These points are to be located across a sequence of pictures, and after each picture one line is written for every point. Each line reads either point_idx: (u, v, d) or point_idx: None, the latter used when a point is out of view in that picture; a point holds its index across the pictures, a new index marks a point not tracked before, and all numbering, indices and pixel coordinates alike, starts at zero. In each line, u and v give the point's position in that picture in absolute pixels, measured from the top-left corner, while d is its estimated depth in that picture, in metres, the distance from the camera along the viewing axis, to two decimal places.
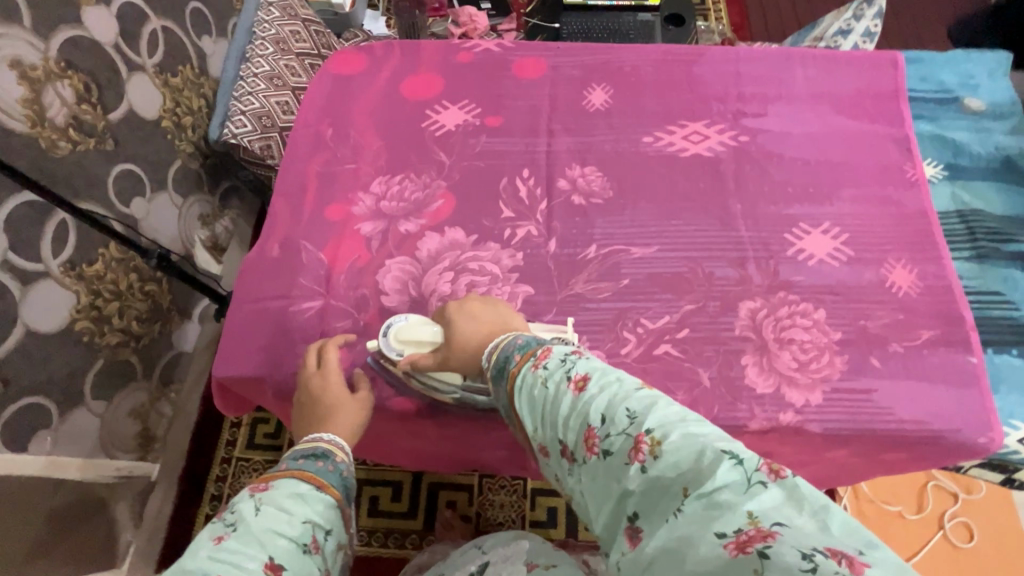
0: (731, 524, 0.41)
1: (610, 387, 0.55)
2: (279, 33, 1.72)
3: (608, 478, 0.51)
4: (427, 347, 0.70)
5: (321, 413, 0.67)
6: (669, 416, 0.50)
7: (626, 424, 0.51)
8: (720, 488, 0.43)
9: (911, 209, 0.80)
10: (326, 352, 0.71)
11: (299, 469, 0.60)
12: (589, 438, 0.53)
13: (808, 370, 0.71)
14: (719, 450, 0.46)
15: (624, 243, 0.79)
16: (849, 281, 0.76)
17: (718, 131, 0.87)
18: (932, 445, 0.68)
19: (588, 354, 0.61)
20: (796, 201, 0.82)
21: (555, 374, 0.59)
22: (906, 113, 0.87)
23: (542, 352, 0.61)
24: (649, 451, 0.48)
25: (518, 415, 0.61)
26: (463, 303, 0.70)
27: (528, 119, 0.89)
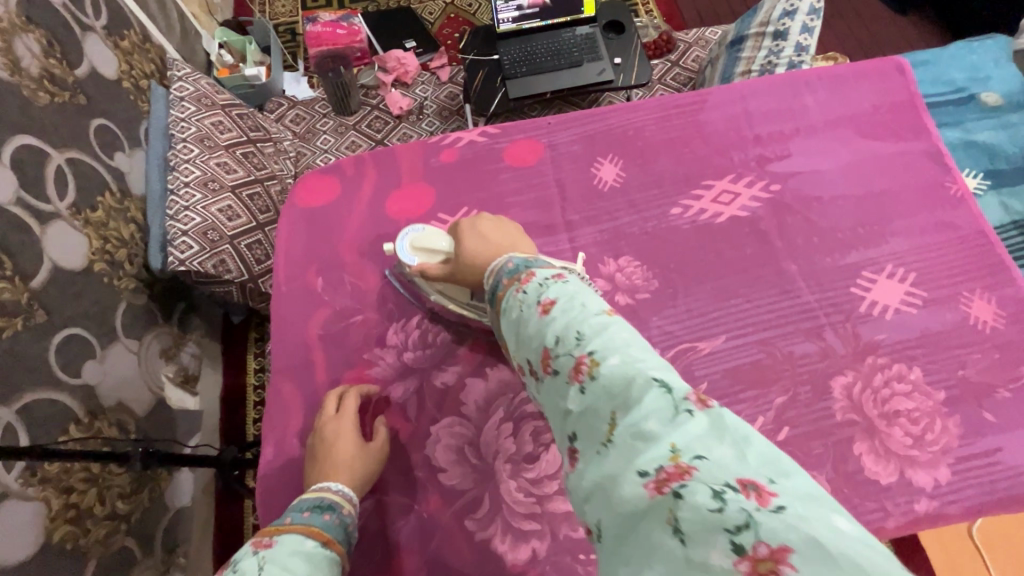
0: (653, 459, 0.33)
1: (573, 307, 0.44)
2: (201, 129, 1.55)
3: (553, 398, 0.42)
4: (439, 258, 0.67)
5: (330, 462, 0.60)
6: (616, 338, 0.40)
7: (573, 343, 0.41)
8: (646, 416, 0.34)
9: (968, 230, 0.75)
10: (346, 398, 0.65)
11: (305, 524, 0.51)
12: (543, 358, 0.43)
13: (926, 444, 0.64)
14: (652, 377, 0.36)
15: (688, 339, 0.71)
16: (933, 327, 0.70)
17: (746, 185, 0.79)
18: None
19: (570, 276, 0.48)
20: (851, 247, 0.75)
21: (530, 298, 0.48)
22: (928, 123, 0.82)
23: (524, 276, 0.50)
24: (586, 372, 0.39)
25: (501, 344, 0.52)
26: (474, 222, 0.64)
27: (541, 214, 0.79)
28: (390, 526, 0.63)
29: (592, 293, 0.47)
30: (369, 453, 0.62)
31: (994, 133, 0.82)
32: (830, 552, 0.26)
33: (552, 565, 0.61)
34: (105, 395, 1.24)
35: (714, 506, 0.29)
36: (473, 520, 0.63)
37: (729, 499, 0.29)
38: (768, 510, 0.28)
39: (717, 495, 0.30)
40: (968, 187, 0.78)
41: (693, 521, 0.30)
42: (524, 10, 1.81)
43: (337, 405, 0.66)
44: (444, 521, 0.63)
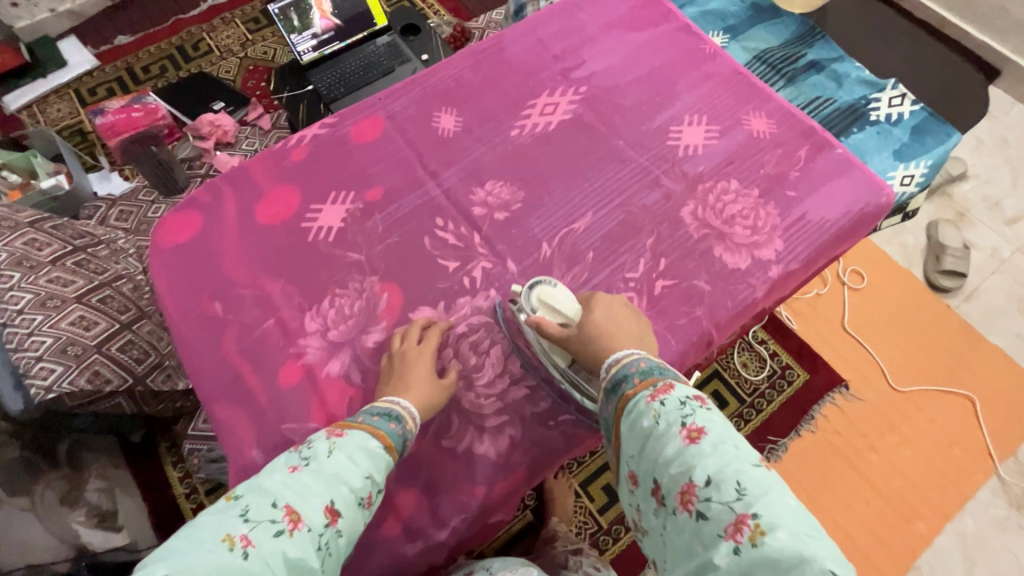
0: None
1: (728, 453, 0.53)
2: (15, 252, 1.28)
3: (692, 540, 0.51)
4: (558, 319, 0.69)
5: (404, 377, 0.67)
6: (781, 511, 0.49)
7: (734, 497, 0.50)
8: None
9: (728, 73, 0.95)
10: (429, 332, 0.71)
11: (373, 426, 0.61)
12: (687, 494, 0.52)
13: (760, 228, 0.81)
14: (825, 570, 0.45)
15: (565, 225, 0.82)
16: (733, 148, 0.88)
17: (562, 94, 0.92)
18: (861, 224, 0.83)
19: (713, 406, 0.57)
20: (656, 113, 0.91)
21: (671, 415, 0.56)
22: (671, 8, 1.02)
23: (662, 387, 0.58)
24: (749, 537, 0.48)
25: (618, 439, 0.60)
26: (610, 300, 0.70)
27: (404, 174, 0.85)
28: None
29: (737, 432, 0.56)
30: (438, 387, 0.67)
31: (719, 1, 1.03)
32: None
33: (531, 442, 0.68)
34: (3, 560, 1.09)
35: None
36: (450, 440, 0.68)
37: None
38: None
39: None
40: (717, 44, 0.99)
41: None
42: (320, 36, 1.88)
43: (419, 335, 0.71)
44: (426, 453, 0.67)
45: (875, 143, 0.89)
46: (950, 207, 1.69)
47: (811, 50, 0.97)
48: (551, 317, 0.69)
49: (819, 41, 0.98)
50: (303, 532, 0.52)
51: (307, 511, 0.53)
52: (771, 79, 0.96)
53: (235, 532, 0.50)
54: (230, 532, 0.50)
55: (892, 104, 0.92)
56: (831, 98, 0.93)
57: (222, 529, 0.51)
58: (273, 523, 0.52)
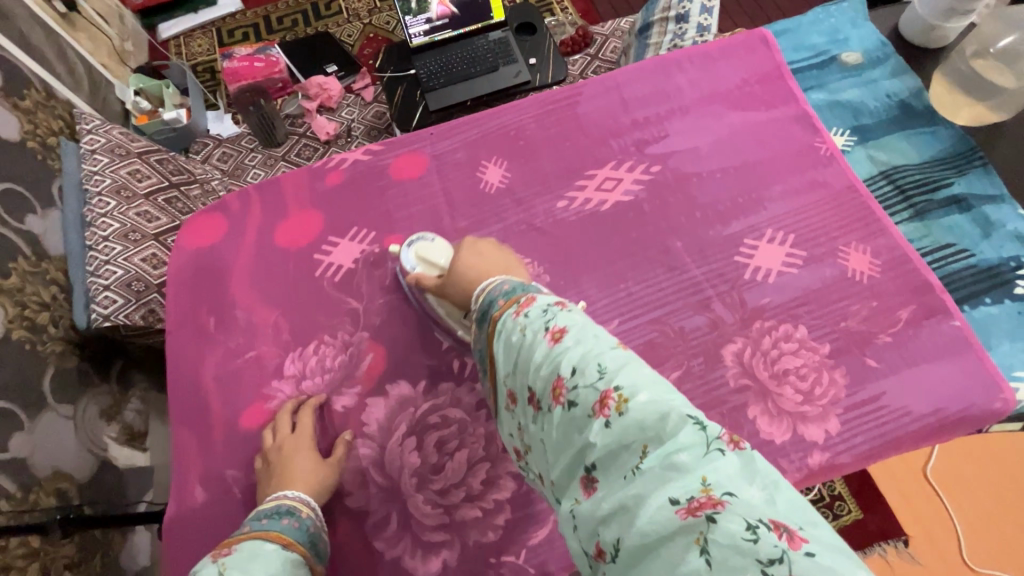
0: (683, 488, 0.34)
1: (587, 338, 0.43)
2: (116, 180, 1.42)
3: (567, 432, 0.40)
4: (436, 269, 0.71)
5: (286, 467, 0.62)
6: (642, 375, 0.40)
7: (596, 376, 0.40)
8: (679, 450, 0.35)
9: (839, 186, 0.77)
10: (301, 414, 0.67)
11: (264, 530, 0.53)
12: (556, 388, 0.42)
13: (816, 398, 0.66)
14: (687, 414, 0.37)
15: None
16: (815, 285, 0.72)
17: (628, 170, 0.81)
18: (956, 428, 0.65)
19: (574, 304, 0.48)
20: (732, 217, 0.77)
21: (535, 324, 0.47)
22: (795, 88, 0.84)
23: (525, 300, 0.49)
24: (615, 407, 0.38)
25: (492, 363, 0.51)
26: (475, 243, 0.66)
27: (430, 225, 0.79)
28: None
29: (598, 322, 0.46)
30: (325, 466, 0.64)
31: (856, 90, 0.85)
32: None
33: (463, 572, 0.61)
34: (39, 465, 1.12)
35: (748, 537, 0.31)
36: (382, 540, 0.63)
37: (763, 533, 0.31)
38: (801, 553, 0.30)
39: (751, 527, 0.31)
40: (837, 145, 0.81)
41: (724, 544, 0.31)
42: (434, 22, 1.82)
43: (291, 421, 0.67)
44: (354, 546, 0.63)
45: (1010, 325, 0.69)
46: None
47: (960, 178, 0.76)
48: (429, 270, 0.71)
49: (975, 169, 0.77)
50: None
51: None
52: (894, 204, 0.77)
53: None
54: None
55: None
56: (967, 250, 0.73)
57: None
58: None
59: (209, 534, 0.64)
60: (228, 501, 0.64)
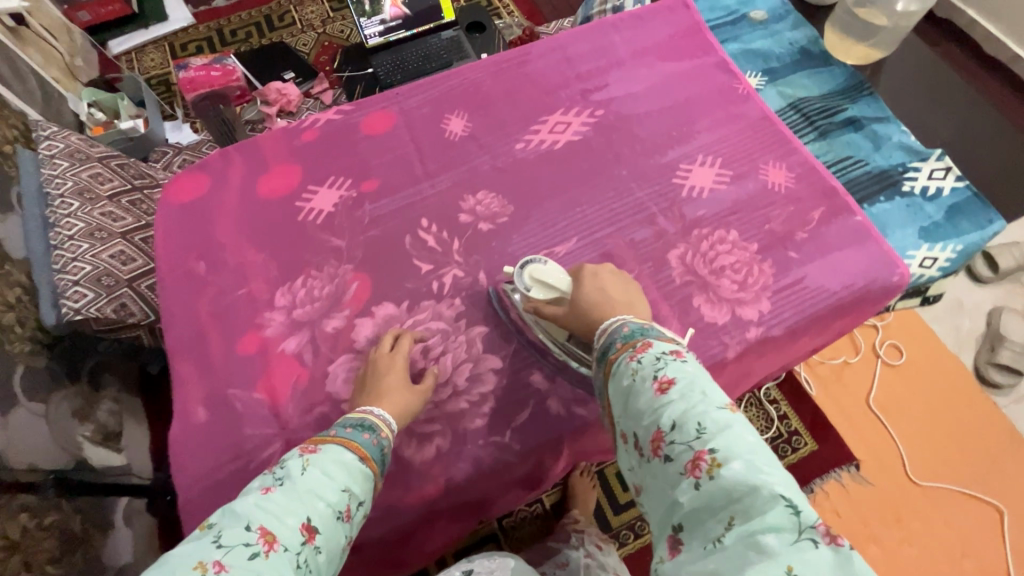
0: (767, 571, 0.43)
1: (692, 396, 0.53)
2: (78, 182, 1.37)
3: (663, 483, 0.51)
4: (551, 295, 0.70)
5: (377, 387, 0.66)
6: (739, 444, 0.49)
7: (693, 436, 0.51)
8: (767, 531, 0.44)
9: (755, 117, 0.90)
10: (400, 341, 0.71)
11: (346, 438, 0.59)
12: (656, 440, 0.53)
13: (749, 286, 0.77)
14: (778, 495, 0.46)
15: (546, 247, 0.81)
16: (741, 196, 0.84)
17: (576, 115, 0.91)
18: (863, 301, 0.77)
19: (687, 356, 0.57)
20: (668, 147, 0.88)
21: (646, 370, 0.56)
22: (713, 41, 0.98)
23: (642, 346, 0.58)
24: (707, 472, 0.49)
25: (605, 400, 0.61)
26: (598, 271, 0.70)
27: (402, 171, 0.87)
28: None
29: (708, 378, 0.55)
30: (412, 394, 0.66)
31: (765, 40, 0.98)
32: None
33: (456, 456, 0.68)
34: (17, 459, 1.11)
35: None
36: None
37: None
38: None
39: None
40: (752, 85, 0.94)
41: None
42: (388, 23, 1.91)
43: (391, 344, 0.72)
44: None
45: (901, 217, 0.81)
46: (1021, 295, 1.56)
47: (853, 105, 0.90)
48: (541, 293, 0.70)
49: (864, 98, 0.91)
50: (279, 552, 0.49)
51: (282, 530, 0.50)
52: (802, 130, 0.90)
53: (207, 560, 0.46)
54: (200, 561, 0.46)
55: (933, 176, 0.84)
56: (863, 160, 0.86)
57: (192, 559, 0.47)
58: (246, 546, 0.48)
59: (213, 449, 0.68)
60: (231, 417, 0.69)
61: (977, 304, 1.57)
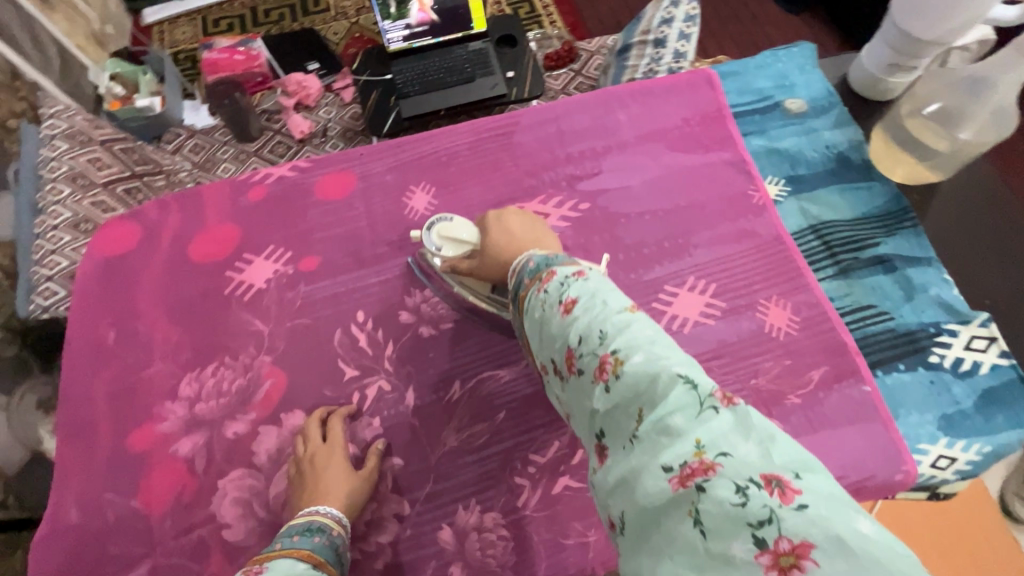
0: (675, 453, 0.35)
1: (594, 306, 0.46)
2: (74, 167, 1.18)
3: (582, 397, 0.44)
4: (463, 250, 0.68)
5: (318, 486, 0.61)
6: (639, 337, 0.42)
7: (597, 343, 0.43)
8: (671, 412, 0.37)
9: (767, 238, 0.76)
10: (330, 422, 0.66)
11: (294, 547, 0.50)
12: (568, 358, 0.46)
13: None
14: (676, 374, 0.38)
15: (488, 367, 0.70)
16: (730, 338, 0.71)
17: (556, 206, 0.79)
18: (856, 497, 0.64)
19: (591, 272, 0.49)
20: (656, 261, 0.75)
21: (551, 297, 0.49)
22: (735, 133, 0.83)
23: (545, 275, 0.52)
24: (612, 372, 0.41)
25: (526, 337, 0.54)
26: (501, 215, 0.66)
27: (349, 250, 0.77)
28: None
29: (613, 288, 0.48)
30: (357, 482, 0.62)
31: (796, 139, 0.83)
32: (849, 548, 0.28)
33: None
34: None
35: (737, 500, 0.32)
36: None
37: (751, 493, 0.32)
38: (792, 506, 0.31)
39: (740, 490, 0.32)
40: (770, 195, 0.79)
41: (715, 511, 0.32)
42: (414, 28, 1.79)
43: (321, 432, 0.66)
44: None
45: (919, 396, 0.67)
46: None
47: (889, 238, 0.75)
48: (453, 250, 0.68)
49: (904, 230, 0.75)
50: None
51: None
52: (820, 260, 0.76)
53: None
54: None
55: (971, 347, 0.69)
56: (887, 312, 0.71)
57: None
58: None
59: (75, 562, 0.61)
60: (102, 528, 0.62)
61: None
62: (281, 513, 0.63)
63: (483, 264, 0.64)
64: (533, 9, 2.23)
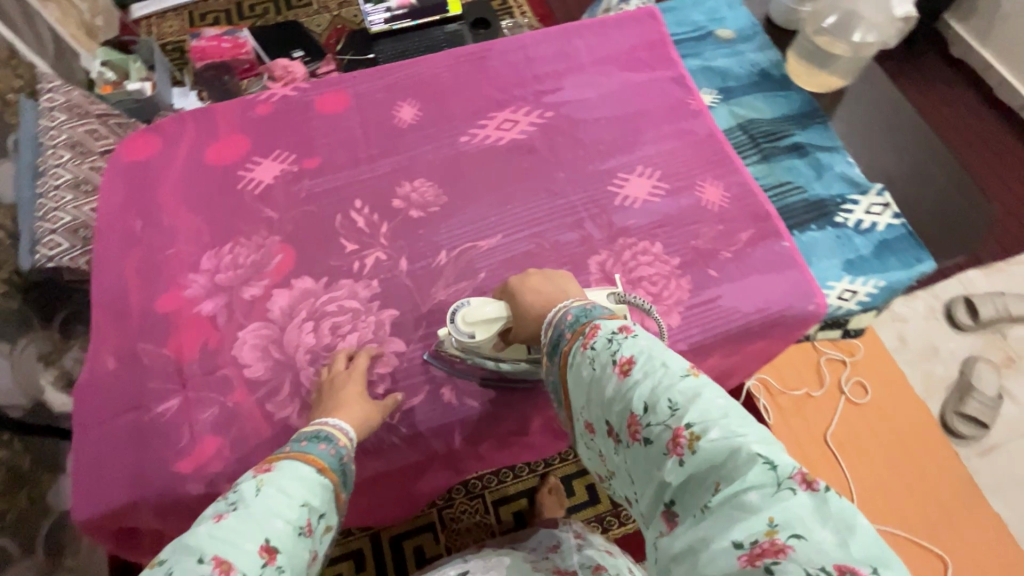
0: (749, 532, 0.42)
1: (655, 370, 0.51)
2: (73, 136, 1.18)
3: (647, 465, 0.49)
4: (494, 328, 0.67)
5: (334, 399, 0.66)
6: (710, 409, 0.47)
7: (666, 413, 0.48)
8: (748, 490, 0.43)
9: (703, 134, 0.90)
10: (357, 358, 0.71)
11: (301, 452, 0.57)
12: (631, 425, 0.50)
13: (662, 299, 0.77)
14: (755, 453, 0.44)
15: (470, 240, 0.82)
16: (673, 211, 0.84)
17: (524, 114, 0.92)
18: (776, 326, 0.77)
19: (638, 331, 0.56)
20: (610, 155, 0.89)
21: (602, 355, 0.55)
22: (675, 56, 0.98)
23: (591, 330, 0.57)
24: (686, 446, 0.46)
25: (568, 393, 0.59)
26: (523, 278, 0.68)
27: (346, 153, 0.89)
28: (196, 421, 0.69)
29: (665, 349, 0.54)
30: (370, 407, 0.66)
31: (726, 60, 0.98)
32: None
33: None
34: None
35: None
36: (273, 404, 0.70)
37: None
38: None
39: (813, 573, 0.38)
40: (705, 102, 0.94)
41: None
42: (394, 11, 1.96)
43: (346, 363, 0.71)
44: (248, 408, 0.70)
45: (828, 247, 0.81)
46: (998, 349, 1.58)
47: (802, 132, 0.90)
48: (487, 332, 0.67)
49: (815, 126, 0.91)
50: None
51: (240, 556, 0.46)
52: (747, 151, 0.90)
53: None
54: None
55: (870, 211, 0.83)
56: (801, 187, 0.86)
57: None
58: None
59: (115, 397, 0.71)
60: (137, 371, 0.72)
61: (953, 351, 1.58)
62: (294, 355, 0.73)
63: (528, 336, 0.66)
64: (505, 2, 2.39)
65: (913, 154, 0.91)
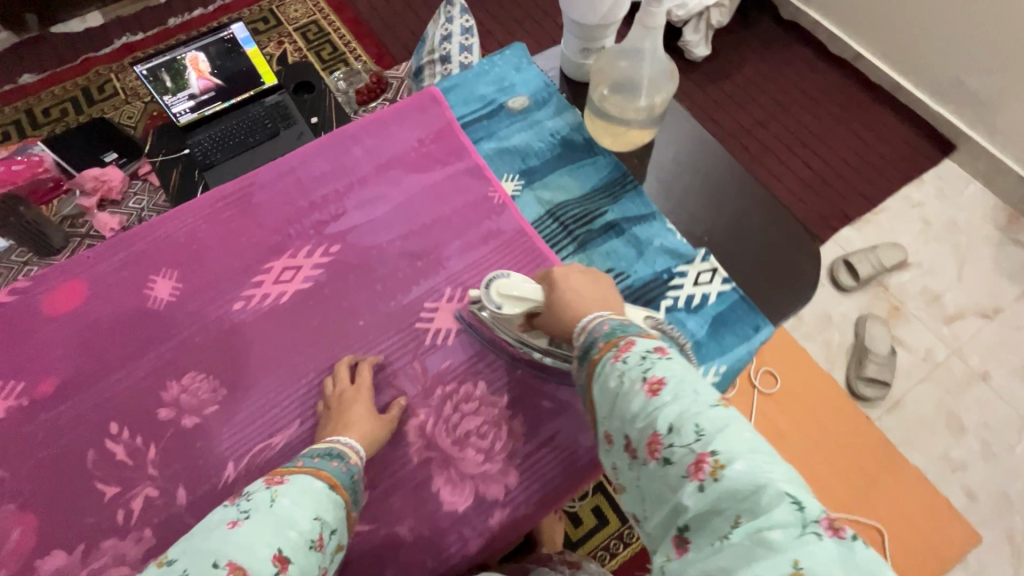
0: (773, 571, 0.34)
1: (685, 394, 0.44)
2: None
3: (661, 487, 0.42)
4: (525, 309, 0.64)
5: (343, 419, 0.64)
6: (740, 440, 0.40)
7: (691, 437, 0.41)
8: (773, 527, 0.36)
9: (511, 233, 0.80)
10: (359, 369, 0.70)
11: (314, 467, 0.55)
12: (651, 443, 0.43)
13: (495, 454, 0.67)
14: (783, 491, 0.37)
15: (261, 438, 0.68)
16: (492, 337, 0.74)
17: (307, 256, 0.79)
18: None
19: (674, 354, 0.48)
20: (413, 282, 0.77)
21: (631, 371, 0.47)
22: (467, 142, 0.87)
23: (624, 343, 0.49)
24: (709, 472, 0.39)
25: (589, 404, 0.51)
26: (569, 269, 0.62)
27: (91, 360, 0.72)
28: None
29: (699, 374, 0.47)
30: (378, 423, 0.65)
31: (523, 134, 0.89)
32: None
33: None
34: None
35: None
36: None
37: None
38: None
39: None
40: (508, 192, 0.84)
41: None
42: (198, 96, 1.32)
43: (350, 374, 0.70)
44: None
45: None
46: (884, 300, 1.35)
47: (614, 206, 0.83)
48: (514, 309, 0.65)
49: (627, 194, 0.83)
50: None
51: (252, 560, 0.44)
52: (562, 240, 0.82)
53: None
54: None
55: (698, 282, 0.77)
56: (626, 271, 0.78)
57: None
58: None
59: None
60: None
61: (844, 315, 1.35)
62: None
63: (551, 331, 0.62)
64: (321, 28, 1.79)
65: (726, 207, 0.84)
